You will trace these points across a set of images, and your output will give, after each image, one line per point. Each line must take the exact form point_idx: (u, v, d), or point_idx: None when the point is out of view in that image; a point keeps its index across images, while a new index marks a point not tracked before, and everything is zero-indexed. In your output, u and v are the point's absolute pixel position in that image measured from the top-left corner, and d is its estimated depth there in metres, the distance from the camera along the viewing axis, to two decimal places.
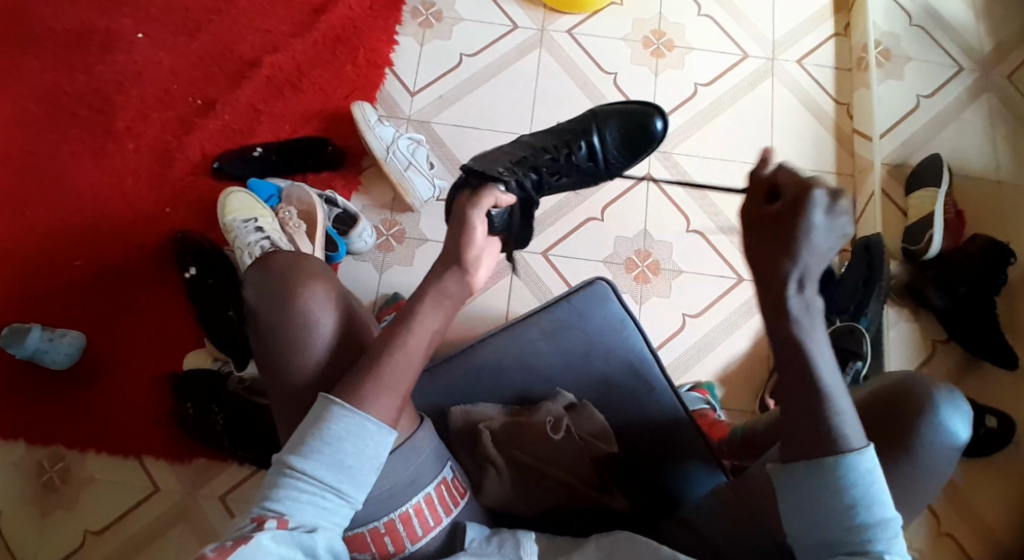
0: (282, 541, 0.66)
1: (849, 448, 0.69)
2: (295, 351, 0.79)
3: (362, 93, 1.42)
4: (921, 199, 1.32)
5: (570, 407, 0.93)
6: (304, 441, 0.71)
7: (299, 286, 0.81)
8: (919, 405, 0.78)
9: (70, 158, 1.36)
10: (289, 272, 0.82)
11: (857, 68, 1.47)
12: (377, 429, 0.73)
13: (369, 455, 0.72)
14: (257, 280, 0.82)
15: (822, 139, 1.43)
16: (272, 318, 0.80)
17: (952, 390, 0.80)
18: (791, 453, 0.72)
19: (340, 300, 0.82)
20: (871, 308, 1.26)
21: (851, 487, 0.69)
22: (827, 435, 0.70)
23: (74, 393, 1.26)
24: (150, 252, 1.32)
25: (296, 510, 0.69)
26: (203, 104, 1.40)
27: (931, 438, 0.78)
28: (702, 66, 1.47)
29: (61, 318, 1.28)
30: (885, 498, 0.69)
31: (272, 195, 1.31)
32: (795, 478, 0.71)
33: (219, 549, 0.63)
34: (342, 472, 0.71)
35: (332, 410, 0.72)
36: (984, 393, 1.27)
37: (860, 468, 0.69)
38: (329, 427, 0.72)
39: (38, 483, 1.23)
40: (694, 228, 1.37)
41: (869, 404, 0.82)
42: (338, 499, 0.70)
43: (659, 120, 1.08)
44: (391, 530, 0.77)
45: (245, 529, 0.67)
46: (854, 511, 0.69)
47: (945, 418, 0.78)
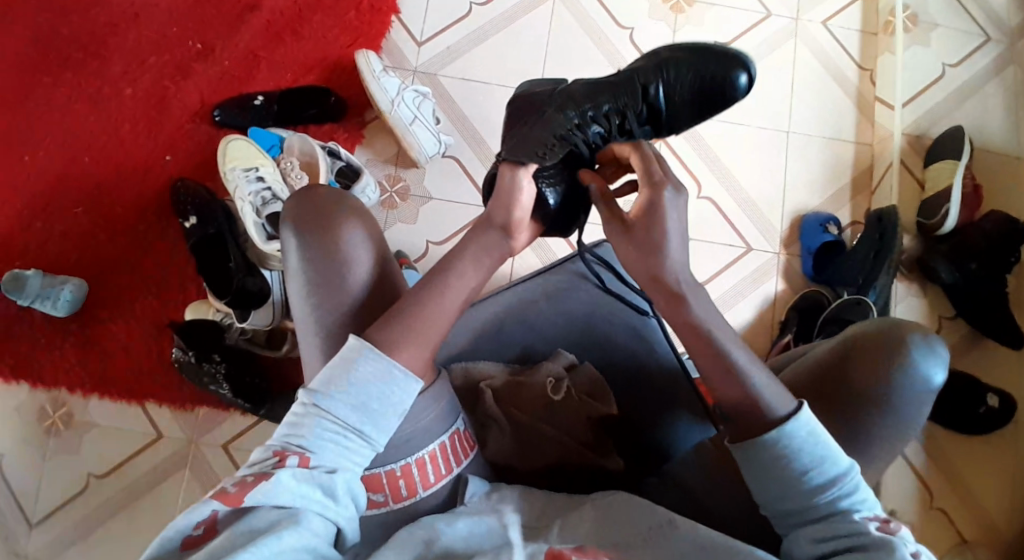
0: (303, 481, 0.68)
1: (782, 414, 0.71)
2: (328, 284, 0.79)
3: (366, 42, 1.38)
4: (938, 171, 1.30)
5: (570, 367, 0.92)
6: (333, 380, 0.72)
7: (335, 219, 0.80)
8: (896, 352, 0.79)
9: (69, 102, 1.33)
10: (326, 204, 0.81)
11: (882, 31, 1.41)
12: (402, 377, 0.73)
13: (393, 401, 0.73)
14: (295, 208, 0.82)
15: (841, 105, 1.39)
16: (309, 250, 0.79)
17: (928, 336, 0.79)
18: (737, 432, 0.73)
19: (375, 236, 0.82)
20: (881, 281, 1.23)
21: (798, 454, 0.70)
22: (758, 407, 0.72)
23: (74, 340, 1.26)
24: (152, 200, 1.30)
25: (320, 449, 0.70)
26: (202, 48, 1.36)
27: (903, 380, 0.78)
28: (721, 23, 1.42)
29: (61, 265, 1.28)
30: (834, 454, 0.71)
31: (273, 145, 1.30)
32: (748, 455, 0.72)
33: (240, 484, 0.66)
34: (366, 415, 0.72)
35: (360, 354, 0.73)
36: (985, 372, 1.27)
37: (801, 432, 0.70)
38: (358, 370, 0.73)
39: (41, 427, 1.24)
40: (705, 194, 1.35)
41: (851, 354, 0.81)
42: (359, 441, 0.72)
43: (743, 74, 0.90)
44: (406, 473, 0.78)
45: (266, 464, 0.68)
46: (808, 475, 0.70)
47: (918, 364, 0.78)
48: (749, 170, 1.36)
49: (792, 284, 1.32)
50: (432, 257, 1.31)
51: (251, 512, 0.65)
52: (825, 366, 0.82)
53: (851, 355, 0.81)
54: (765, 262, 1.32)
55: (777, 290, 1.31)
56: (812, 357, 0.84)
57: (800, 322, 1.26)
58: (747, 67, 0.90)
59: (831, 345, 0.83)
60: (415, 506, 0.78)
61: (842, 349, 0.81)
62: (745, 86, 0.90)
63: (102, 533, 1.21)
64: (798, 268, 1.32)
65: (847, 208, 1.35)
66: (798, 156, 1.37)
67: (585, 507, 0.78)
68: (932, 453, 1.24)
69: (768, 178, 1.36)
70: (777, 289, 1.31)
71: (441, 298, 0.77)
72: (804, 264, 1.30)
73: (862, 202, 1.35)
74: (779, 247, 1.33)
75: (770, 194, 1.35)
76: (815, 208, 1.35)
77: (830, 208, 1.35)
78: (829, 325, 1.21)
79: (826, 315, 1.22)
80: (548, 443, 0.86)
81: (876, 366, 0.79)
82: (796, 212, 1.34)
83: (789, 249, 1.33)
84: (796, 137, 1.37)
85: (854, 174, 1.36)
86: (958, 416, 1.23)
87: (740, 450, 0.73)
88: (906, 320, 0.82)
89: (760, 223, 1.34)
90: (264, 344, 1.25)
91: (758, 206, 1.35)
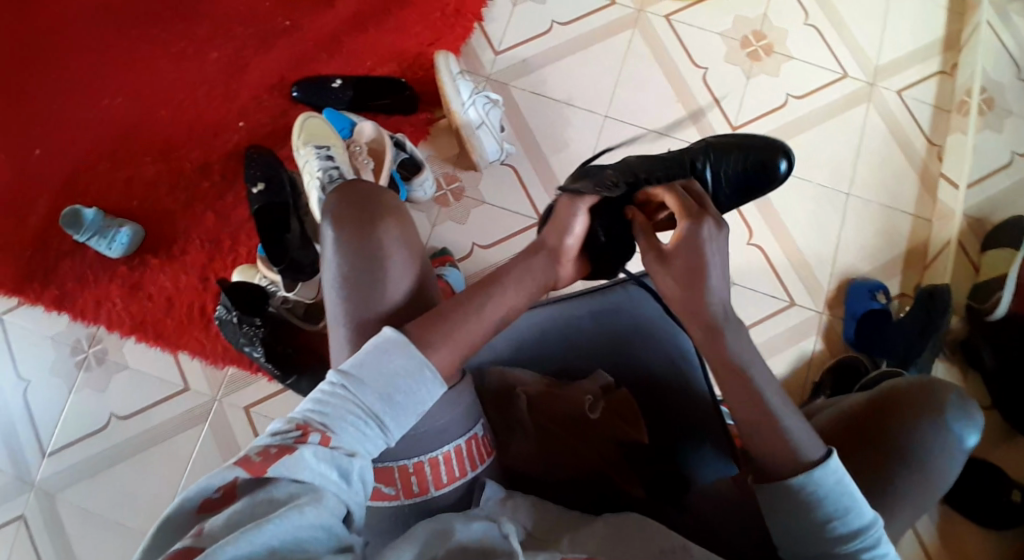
0: (323, 459, 0.68)
1: (812, 458, 0.73)
2: (364, 278, 0.81)
3: (447, 42, 1.40)
4: (996, 257, 1.29)
5: (607, 388, 0.91)
6: (364, 369, 0.74)
7: (380, 221, 0.83)
8: (929, 407, 0.81)
9: (154, 53, 1.37)
10: (370, 203, 0.85)
11: (956, 110, 1.42)
12: (430, 379, 0.76)
13: (416, 398, 0.75)
14: (338, 204, 0.85)
15: (905, 177, 1.39)
16: (350, 244, 0.82)
17: (962, 397, 0.83)
18: (761, 474, 0.76)
19: (413, 239, 0.85)
20: (923, 358, 1.23)
21: (824, 502, 0.72)
22: (790, 450, 0.73)
23: (120, 281, 1.29)
24: (218, 161, 1.33)
25: (341, 432, 0.70)
26: (290, 24, 1.39)
27: (938, 439, 0.80)
28: (797, 78, 1.43)
29: (121, 208, 1.31)
30: (860, 506, 0.72)
31: (345, 127, 1.32)
32: (770, 497, 0.74)
33: (263, 454, 0.66)
34: (391, 407, 0.73)
35: (390, 346, 0.75)
36: (1010, 465, 1.25)
37: (828, 481, 0.72)
38: (392, 364, 0.75)
39: (74, 360, 1.27)
40: (755, 242, 1.35)
41: (883, 403, 0.83)
42: (378, 432, 0.73)
43: (783, 162, 1.04)
44: (419, 471, 0.78)
45: (288, 436, 0.68)
46: (831, 523, 0.72)
47: (951, 423, 0.81)
48: (803, 227, 1.36)
49: (831, 346, 1.31)
50: (477, 259, 1.33)
51: (270, 483, 0.65)
52: (855, 413, 0.84)
53: (887, 409, 0.82)
54: (806, 319, 1.32)
55: (814, 349, 1.31)
56: (843, 405, 0.86)
57: (834, 386, 1.25)
58: (788, 158, 1.04)
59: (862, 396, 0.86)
60: (426, 504, 0.79)
61: (874, 400, 0.84)
62: (785, 174, 1.04)
63: (114, 472, 1.23)
64: (840, 331, 1.31)
65: (896, 279, 1.35)
66: (856, 220, 1.37)
67: (598, 522, 0.77)
68: (945, 536, 1.22)
69: (822, 236, 1.36)
70: (815, 348, 1.31)
71: (478, 308, 0.82)
72: (846, 329, 1.30)
73: (912, 276, 1.35)
74: (823, 307, 1.33)
75: (821, 251, 1.35)
76: (864, 275, 1.34)
77: (879, 276, 1.35)
78: None
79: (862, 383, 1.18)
80: (578, 451, 0.88)
81: (911, 424, 0.81)
82: (844, 275, 1.34)
83: (832, 311, 1.33)
84: (856, 201, 1.38)
85: (908, 246, 1.36)
86: (978, 504, 1.21)
87: (767, 491, 0.74)
88: (942, 380, 0.85)
89: (806, 280, 1.34)
90: (303, 318, 1.28)
91: (808, 263, 1.35)
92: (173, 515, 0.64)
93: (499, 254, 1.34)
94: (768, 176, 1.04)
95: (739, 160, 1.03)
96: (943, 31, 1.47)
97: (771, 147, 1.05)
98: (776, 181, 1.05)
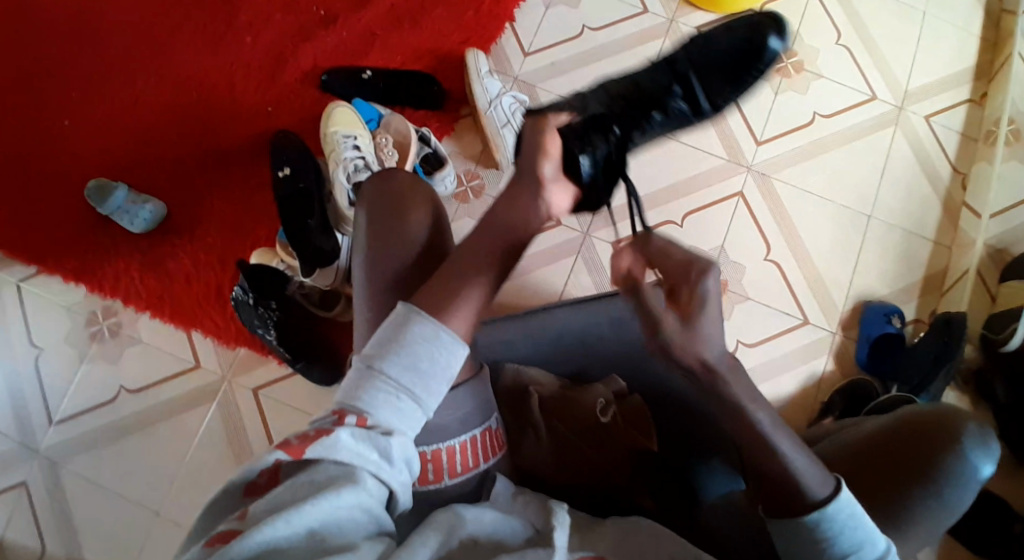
0: (360, 441, 0.69)
1: (819, 497, 0.70)
2: (392, 263, 0.82)
3: (478, 41, 1.41)
4: (1012, 289, 1.28)
5: (619, 395, 0.91)
6: (389, 344, 0.73)
7: (413, 208, 0.84)
8: (948, 439, 0.81)
9: (188, 32, 1.38)
10: (401, 189, 0.85)
11: (983, 140, 1.41)
12: (451, 341, 0.74)
13: (443, 364, 0.74)
14: (370, 189, 0.86)
15: (928, 203, 1.39)
16: (379, 229, 0.83)
17: (982, 429, 0.82)
18: (772, 509, 0.72)
19: (441, 228, 0.86)
20: (935, 386, 1.20)
21: (837, 537, 0.70)
22: (795, 490, 0.70)
23: (139, 256, 1.30)
24: (244, 143, 1.34)
25: (377, 410, 0.70)
26: (324, 14, 1.40)
27: (953, 466, 0.80)
28: (826, 98, 1.43)
29: (145, 183, 1.32)
30: (874, 536, 0.72)
31: (373, 119, 1.33)
32: (783, 533, 0.72)
33: (303, 438, 0.68)
34: (420, 377, 0.72)
35: (412, 320, 0.74)
36: (1016, 498, 1.24)
37: (841, 516, 0.70)
38: (413, 333, 0.74)
39: (88, 331, 1.28)
40: (772, 257, 1.35)
41: (901, 431, 0.83)
42: (413, 404, 0.72)
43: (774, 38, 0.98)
44: (435, 458, 0.78)
45: (326, 422, 0.69)
46: (848, 558, 0.71)
47: (968, 456, 0.80)
48: (822, 246, 1.36)
49: (842, 367, 1.31)
50: None
51: (312, 464, 0.67)
52: (873, 439, 0.84)
53: (899, 434, 0.83)
54: (819, 337, 1.32)
55: (824, 369, 1.30)
56: (862, 428, 0.86)
57: (844, 406, 1.23)
58: (782, 29, 0.98)
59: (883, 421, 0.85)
60: (438, 492, 0.79)
61: (895, 427, 0.84)
62: (780, 48, 0.97)
63: (121, 444, 1.24)
64: (851, 353, 1.31)
65: (913, 304, 1.34)
66: (875, 244, 1.36)
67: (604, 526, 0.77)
68: None
69: (841, 257, 1.36)
70: (826, 368, 1.31)
71: (484, 277, 0.79)
72: (858, 351, 1.30)
73: (929, 302, 1.34)
74: (837, 327, 1.33)
75: (838, 270, 1.35)
76: (881, 297, 1.34)
77: (896, 300, 1.34)
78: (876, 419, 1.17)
79: (875, 405, 1.18)
80: (590, 458, 0.87)
81: (926, 449, 0.81)
82: (858, 298, 1.34)
83: (846, 331, 1.32)
84: (877, 224, 1.37)
85: (927, 272, 1.36)
86: (980, 535, 1.21)
87: (778, 525, 0.72)
88: (965, 412, 0.84)
89: (822, 300, 1.34)
90: (318, 305, 1.28)
91: (825, 283, 1.34)
92: (218, 499, 0.65)
93: None
94: (759, 52, 0.97)
95: (714, 55, 0.98)
96: (975, 60, 1.46)
97: (765, 21, 0.98)
98: (772, 59, 0.98)
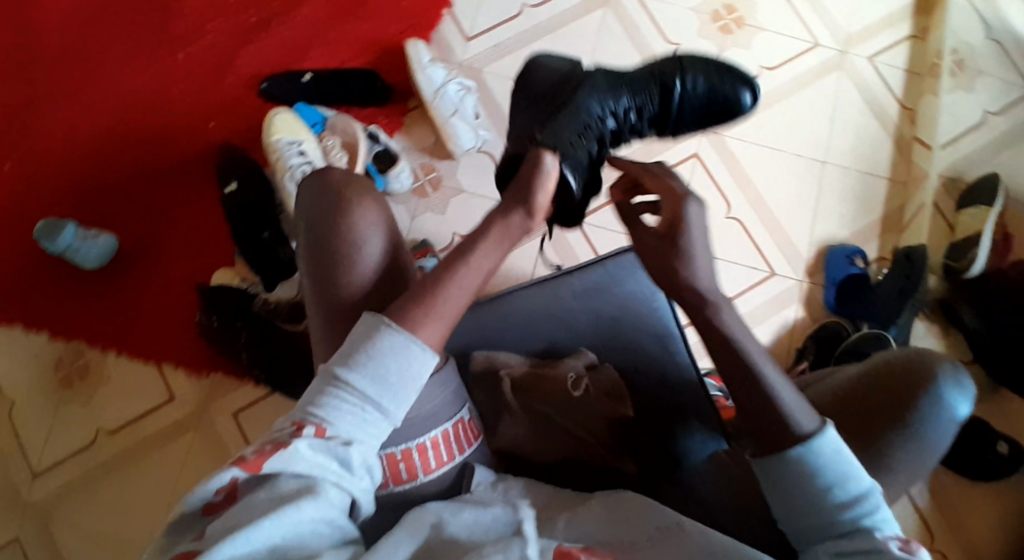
0: (318, 451, 0.68)
1: (807, 430, 0.73)
2: (339, 265, 0.79)
3: (417, 32, 1.39)
4: (971, 215, 1.30)
5: (591, 367, 0.91)
6: (352, 354, 0.72)
7: (352, 208, 0.80)
8: (918, 380, 0.79)
9: (120, 57, 1.35)
10: (343, 188, 0.81)
11: (928, 73, 1.42)
12: (419, 351, 0.73)
13: (412, 375, 0.72)
14: (311, 189, 0.82)
15: (880, 141, 1.40)
16: (323, 231, 0.80)
17: (954, 367, 0.80)
18: (758, 447, 0.75)
19: (390, 225, 0.82)
20: (902, 319, 1.24)
21: (822, 468, 0.72)
22: (783, 424, 0.73)
23: (98, 291, 1.27)
24: (190, 164, 1.32)
25: (337, 421, 0.70)
26: (257, 21, 1.38)
27: (930, 409, 0.78)
28: (769, 49, 1.43)
29: (95, 217, 1.30)
30: (857, 471, 0.72)
31: (318, 122, 1.31)
32: (767, 470, 0.74)
33: (259, 452, 0.67)
34: (385, 388, 0.71)
35: (381, 330, 0.72)
36: (995, 420, 1.27)
37: (825, 449, 0.72)
38: (377, 343, 0.72)
39: (56, 377, 1.25)
40: (733, 214, 1.35)
41: (868, 378, 0.82)
42: (378, 415, 0.71)
43: (748, 92, 0.99)
44: (407, 457, 0.78)
45: (285, 432, 0.69)
46: (830, 491, 0.71)
47: (943, 393, 0.78)
48: (782, 196, 1.36)
49: (812, 313, 1.32)
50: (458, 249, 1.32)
51: (271, 478, 0.66)
52: (845, 387, 0.83)
53: (874, 382, 0.81)
54: (788, 287, 1.33)
55: (795, 318, 1.31)
56: (837, 379, 0.85)
57: (817, 350, 1.26)
58: None
59: (854, 370, 0.84)
60: (416, 490, 0.78)
61: (866, 375, 0.82)
62: None
63: (104, 485, 1.22)
64: (819, 298, 1.32)
65: (874, 243, 1.35)
66: (834, 187, 1.37)
67: (592, 502, 0.77)
68: (938, 494, 1.23)
69: (801, 206, 1.36)
70: (796, 317, 1.32)
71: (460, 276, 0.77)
72: (826, 295, 1.31)
73: (890, 240, 1.35)
74: (803, 275, 1.33)
75: (800, 218, 1.36)
76: (842, 241, 1.35)
77: (858, 241, 1.35)
78: (847, 358, 1.20)
79: (845, 346, 1.21)
80: (567, 434, 0.87)
81: (902, 394, 0.79)
82: (822, 242, 1.35)
83: (813, 278, 1.33)
84: (833, 167, 1.38)
85: (886, 209, 1.37)
86: (965, 460, 1.23)
87: (763, 465, 0.74)
88: (932, 352, 0.82)
89: (787, 250, 1.34)
90: (287, 318, 1.22)
91: (789, 232, 1.35)
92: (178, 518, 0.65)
93: None
94: None
95: None
96: None
97: None
98: None
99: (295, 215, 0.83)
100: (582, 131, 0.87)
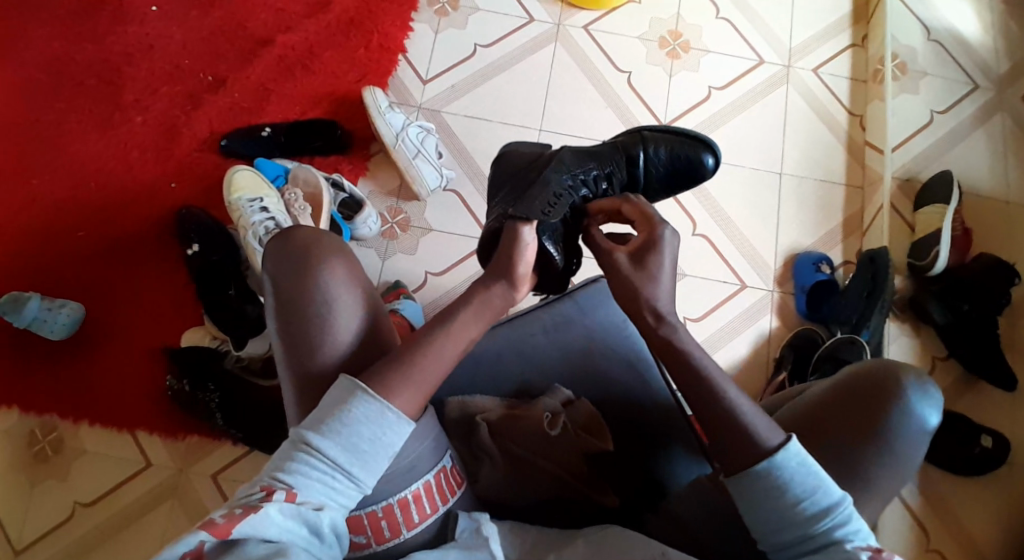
0: (289, 517, 0.66)
1: (770, 446, 0.72)
2: (311, 326, 0.77)
3: (374, 78, 1.41)
4: (930, 214, 1.32)
5: (567, 404, 0.90)
6: (324, 419, 0.71)
7: (323, 262, 0.78)
8: (888, 395, 0.79)
9: (77, 127, 1.35)
10: (308, 246, 0.79)
11: (872, 79, 1.46)
12: (396, 419, 0.72)
13: (385, 443, 0.72)
14: (276, 251, 0.80)
15: (832, 149, 1.43)
16: (292, 294, 0.77)
17: (921, 378, 0.80)
18: (729, 466, 0.73)
19: (359, 278, 0.80)
20: (873, 321, 1.24)
21: (790, 483, 0.70)
22: (747, 438, 0.72)
23: (68, 363, 1.26)
24: (154, 227, 1.31)
25: (305, 486, 0.68)
26: (213, 80, 1.39)
27: (900, 421, 0.78)
28: (717, 70, 1.46)
29: (60, 289, 1.28)
30: (827, 484, 0.71)
31: (279, 175, 1.32)
32: (741, 491, 0.72)
33: (228, 517, 0.63)
34: (356, 457, 0.70)
35: (356, 395, 0.71)
36: (978, 413, 1.27)
37: (791, 463, 0.71)
38: (351, 410, 0.71)
39: (29, 452, 1.23)
40: (700, 231, 1.37)
41: (839, 396, 0.81)
42: (348, 483, 0.70)
43: (710, 155, 1.00)
44: (388, 514, 0.76)
45: (253, 497, 0.66)
46: (801, 505, 0.70)
47: (912, 405, 0.79)
48: (745, 211, 1.39)
49: (786, 322, 1.33)
50: (431, 288, 1.32)
51: (237, 545, 0.62)
52: (815, 403, 0.81)
53: (844, 402, 0.80)
54: (759, 299, 1.34)
55: (771, 328, 1.32)
56: (808, 398, 0.83)
57: (795, 360, 1.27)
58: None
59: (824, 385, 0.83)
60: (399, 547, 0.77)
61: (836, 391, 0.81)
62: None
63: None
64: (791, 307, 1.34)
65: (839, 248, 1.37)
66: (793, 198, 1.40)
67: (578, 541, 0.77)
68: (927, 492, 1.23)
69: (763, 220, 1.38)
70: (772, 326, 1.33)
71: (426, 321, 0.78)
72: (797, 303, 1.33)
73: (854, 244, 1.38)
74: (773, 284, 1.35)
75: (763, 230, 1.38)
76: (807, 248, 1.37)
77: (823, 247, 1.37)
78: (825, 364, 1.21)
79: (821, 353, 1.22)
80: (547, 475, 0.86)
81: (876, 413, 0.79)
82: (789, 250, 1.37)
83: (783, 288, 1.35)
84: (791, 178, 1.41)
85: (846, 215, 1.39)
86: (952, 456, 1.23)
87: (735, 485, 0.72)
88: (898, 362, 0.82)
89: (755, 262, 1.36)
90: (259, 374, 1.24)
91: (754, 244, 1.37)
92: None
93: (454, 279, 1.33)
94: None
95: None
96: (850, 6, 1.52)
97: None
98: None
99: (263, 278, 0.81)
100: (552, 190, 0.86)
